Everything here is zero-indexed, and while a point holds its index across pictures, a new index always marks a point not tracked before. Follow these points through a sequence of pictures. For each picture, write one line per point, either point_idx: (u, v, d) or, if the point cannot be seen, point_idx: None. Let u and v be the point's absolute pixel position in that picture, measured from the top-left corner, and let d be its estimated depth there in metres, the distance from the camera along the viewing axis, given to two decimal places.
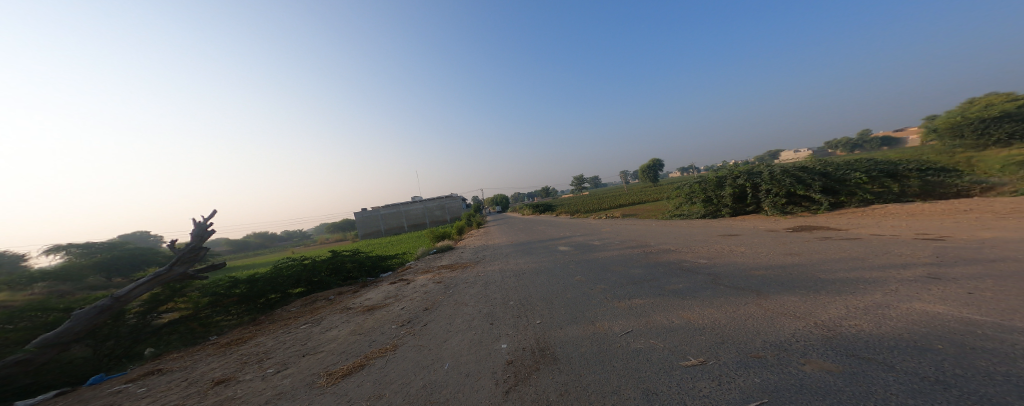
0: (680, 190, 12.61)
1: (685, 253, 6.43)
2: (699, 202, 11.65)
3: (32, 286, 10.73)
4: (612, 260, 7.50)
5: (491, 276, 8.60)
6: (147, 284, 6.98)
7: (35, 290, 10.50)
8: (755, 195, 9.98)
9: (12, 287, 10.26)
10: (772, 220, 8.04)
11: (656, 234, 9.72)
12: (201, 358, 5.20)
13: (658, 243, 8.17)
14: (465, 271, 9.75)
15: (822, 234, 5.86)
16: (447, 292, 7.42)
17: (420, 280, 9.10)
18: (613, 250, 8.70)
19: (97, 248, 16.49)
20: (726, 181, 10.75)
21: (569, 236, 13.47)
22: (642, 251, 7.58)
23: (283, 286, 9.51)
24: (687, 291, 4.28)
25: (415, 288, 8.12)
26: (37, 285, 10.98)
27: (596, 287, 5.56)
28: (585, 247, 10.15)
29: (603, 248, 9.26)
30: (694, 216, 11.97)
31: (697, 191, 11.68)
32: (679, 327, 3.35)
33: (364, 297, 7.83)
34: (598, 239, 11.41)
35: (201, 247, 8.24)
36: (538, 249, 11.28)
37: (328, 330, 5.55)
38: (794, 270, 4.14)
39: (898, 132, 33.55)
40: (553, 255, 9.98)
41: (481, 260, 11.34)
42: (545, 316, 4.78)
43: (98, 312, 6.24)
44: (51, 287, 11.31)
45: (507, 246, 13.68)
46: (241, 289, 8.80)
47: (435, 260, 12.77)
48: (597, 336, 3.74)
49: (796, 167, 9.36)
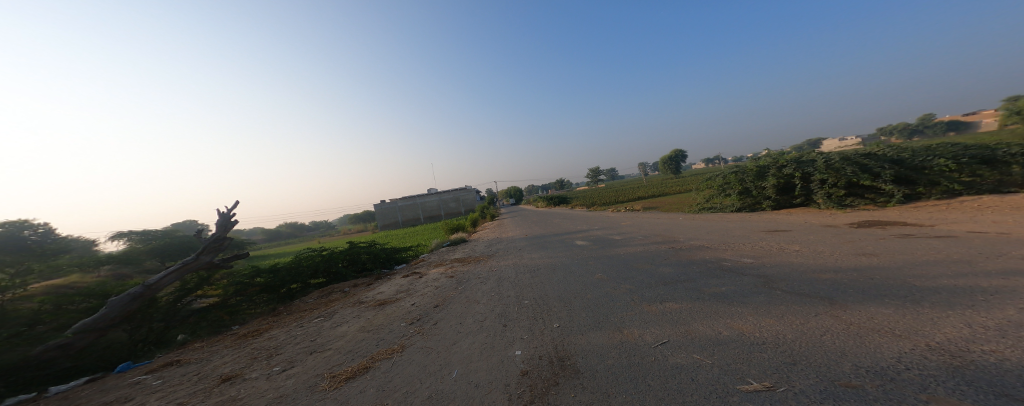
0: (713, 181, 11.56)
1: (723, 249, 5.67)
2: (736, 193, 10.59)
3: (99, 267, 11.63)
4: (638, 256, 6.83)
5: (506, 271, 8.22)
6: (175, 273, 7.13)
7: (102, 273, 11.41)
8: (804, 186, 8.87)
9: (82, 269, 11.18)
10: (827, 214, 7.03)
11: (686, 228, 8.85)
12: (215, 350, 5.17)
13: (689, 237, 7.39)
14: (479, 265, 9.45)
15: (897, 231, 4.94)
16: (460, 288, 7.13)
17: (433, 273, 8.90)
18: (638, 245, 7.99)
19: (151, 235, 17.77)
20: (770, 170, 9.64)
21: (588, 229, 12.76)
22: (671, 247, 6.86)
23: (303, 276, 9.63)
24: (732, 294, 3.63)
25: (428, 283, 7.91)
26: (104, 268, 11.91)
27: (622, 286, 4.98)
28: (606, 242, 9.48)
29: (626, 243, 8.56)
30: (728, 210, 10.92)
31: (733, 182, 10.62)
32: (729, 339, 2.75)
33: (377, 290, 7.74)
34: (621, 233, 10.65)
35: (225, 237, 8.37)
36: (556, 243, 10.73)
37: (337, 326, 5.41)
38: (872, 274, 3.38)
39: (965, 116, 29.74)
40: (571, 249, 9.39)
41: (496, 254, 11.01)
42: (564, 319, 4.30)
43: (130, 299, 6.36)
44: (116, 270, 12.24)
45: (523, 239, 13.22)
46: (263, 279, 8.95)
47: (451, 253, 12.61)
48: (626, 345, 3.19)
49: (858, 154, 8.18)
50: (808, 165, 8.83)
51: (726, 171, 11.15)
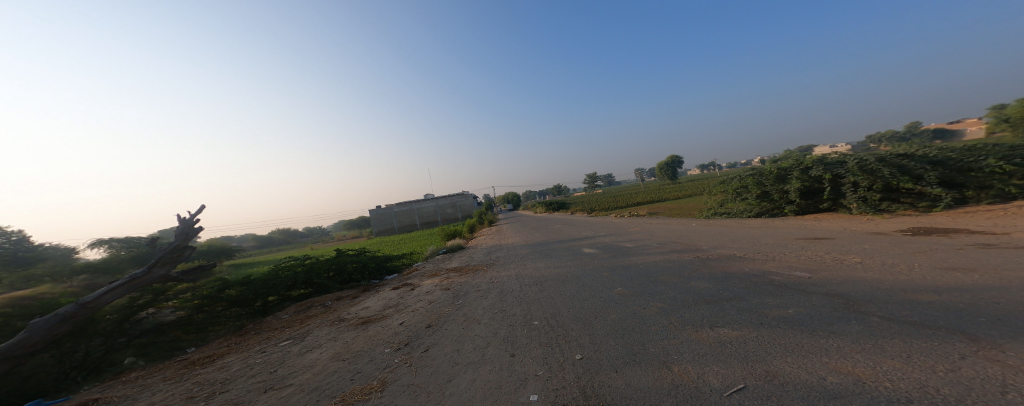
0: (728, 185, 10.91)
1: (762, 260, 4.91)
2: (754, 198, 9.96)
3: (74, 278, 10.62)
4: (657, 266, 6.03)
5: (507, 283, 7.37)
6: (122, 288, 6.05)
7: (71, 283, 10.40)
8: (833, 189, 8.28)
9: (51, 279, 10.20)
10: (864, 220, 6.36)
11: (703, 236, 8.10)
12: (150, 385, 4.17)
13: (713, 245, 6.64)
14: (477, 276, 8.57)
15: (970, 240, 4.24)
16: (456, 302, 6.25)
17: (426, 285, 8.00)
18: (653, 254, 7.21)
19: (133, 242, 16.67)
20: (793, 173, 9.02)
21: (591, 237, 11.95)
22: (695, 256, 6.08)
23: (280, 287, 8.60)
24: (808, 319, 2.83)
25: (420, 296, 7.02)
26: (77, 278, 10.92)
27: (650, 305, 4.16)
28: (614, 250, 8.68)
29: (639, 252, 7.76)
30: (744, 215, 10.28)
31: (751, 186, 9.97)
32: (841, 387, 1.93)
33: (362, 305, 6.83)
34: (630, 240, 9.86)
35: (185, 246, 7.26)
36: (560, 251, 9.89)
37: (307, 353, 4.49)
38: (991, 296, 2.62)
39: (953, 124, 30.19)
40: (577, 258, 8.58)
41: (494, 263, 10.14)
42: (587, 350, 3.46)
43: (58, 321, 5.27)
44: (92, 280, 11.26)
45: (523, 246, 12.35)
46: (232, 292, 7.91)
47: (445, 262, 11.70)
48: (683, 391, 2.35)
49: (894, 155, 7.62)
50: (837, 167, 8.25)
51: (742, 174, 10.52)
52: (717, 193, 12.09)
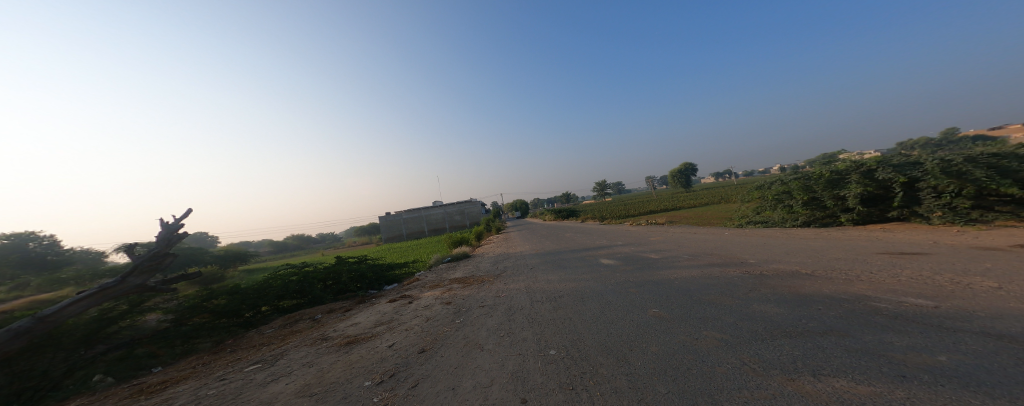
0: (768, 190, 9.76)
1: (842, 281, 3.85)
2: (800, 205, 8.77)
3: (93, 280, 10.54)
4: (696, 281, 5.00)
5: (516, 298, 6.47)
6: (89, 299, 5.30)
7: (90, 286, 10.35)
8: (904, 195, 7.11)
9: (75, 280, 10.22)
10: (962, 239, 5.17)
11: (744, 246, 6.97)
12: None
13: (762, 259, 5.57)
14: (482, 288, 7.71)
15: None
16: (456, 321, 5.40)
17: (425, 299, 7.20)
18: (687, 266, 6.15)
19: None
20: (851, 176, 7.85)
21: (609, 246, 10.86)
22: (743, 271, 5.01)
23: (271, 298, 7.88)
24: (986, 379, 1.81)
25: (416, 312, 6.20)
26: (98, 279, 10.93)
27: (702, 336, 3.16)
28: (638, 261, 7.64)
29: (667, 264, 6.71)
30: (789, 225, 9.07)
31: (797, 191, 8.82)
32: None
33: (351, 321, 6.06)
34: (654, 249, 8.75)
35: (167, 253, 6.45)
36: (576, 261, 8.91)
37: (271, 384, 3.66)
38: None
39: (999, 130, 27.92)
40: (596, 270, 7.57)
41: (502, 274, 9.21)
42: (628, 399, 2.49)
43: (10, 337, 4.47)
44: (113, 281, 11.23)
45: (534, 255, 11.41)
46: (217, 302, 7.24)
47: (449, 271, 10.85)
48: None
49: (985, 153, 6.42)
50: (908, 169, 7.08)
51: (786, 178, 9.33)
52: (752, 200, 10.91)
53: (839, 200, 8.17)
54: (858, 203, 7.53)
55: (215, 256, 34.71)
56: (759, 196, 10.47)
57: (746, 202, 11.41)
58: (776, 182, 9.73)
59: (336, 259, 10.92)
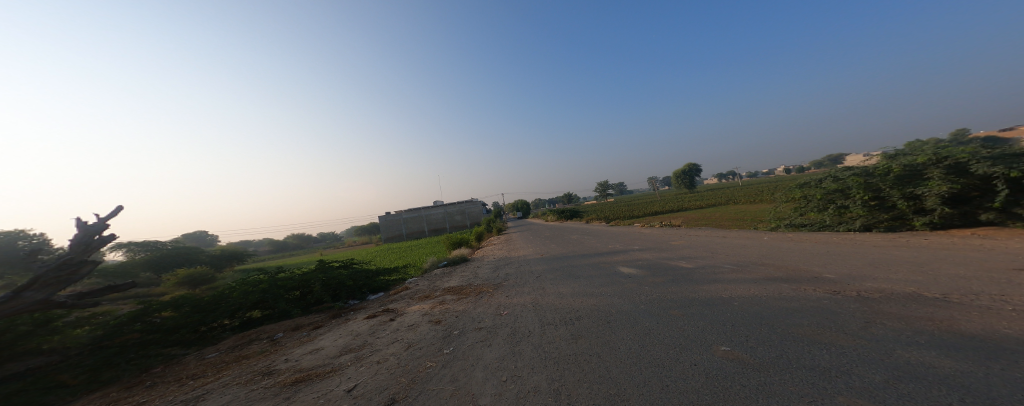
0: (817, 190, 8.59)
1: (1019, 316, 2.56)
2: (859, 205, 7.58)
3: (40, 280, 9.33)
4: (764, 303, 3.69)
5: (520, 317, 5.20)
6: None
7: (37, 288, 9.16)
8: (1007, 193, 5.85)
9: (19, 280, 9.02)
10: None
11: (800, 254, 5.66)
12: None
13: (844, 273, 4.27)
14: (479, 303, 6.45)
15: None
16: (444, 354, 4.14)
17: (409, 317, 5.95)
18: (736, 280, 4.84)
19: None
20: (931, 172, 6.66)
21: (624, 251, 9.56)
22: (829, 292, 3.70)
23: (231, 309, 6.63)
24: None
25: (396, 338, 4.95)
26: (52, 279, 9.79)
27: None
28: (666, 269, 6.33)
29: (707, 274, 5.40)
30: (842, 229, 7.82)
31: (857, 189, 7.64)
32: None
33: (314, 346, 4.80)
34: (681, 256, 7.44)
35: (84, 259, 5.20)
36: (590, 270, 7.63)
37: None
38: None
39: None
40: (616, 280, 6.28)
41: (503, 284, 7.93)
42: None
43: None
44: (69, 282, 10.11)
45: (539, 261, 10.13)
46: (159, 317, 5.99)
47: (444, 279, 9.60)
48: None
49: None
50: (1012, 162, 5.84)
51: (845, 174, 8.09)
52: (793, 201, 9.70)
53: (912, 199, 6.97)
54: (941, 204, 6.33)
55: (209, 256, 33.81)
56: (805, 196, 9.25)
57: (784, 202, 10.16)
58: (829, 179, 8.52)
59: (317, 265, 9.68)
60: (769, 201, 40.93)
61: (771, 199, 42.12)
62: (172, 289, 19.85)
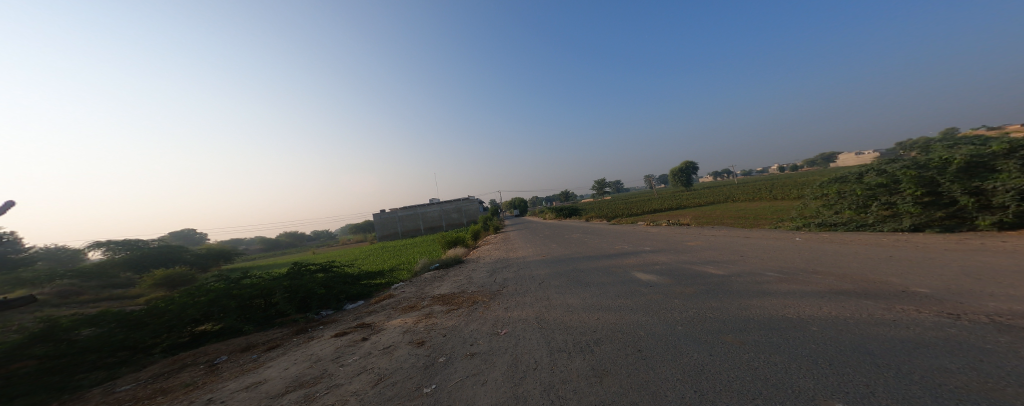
0: (859, 186, 7.88)
1: None
2: (910, 202, 6.84)
3: None
4: (856, 328, 2.72)
5: (522, 340, 4.19)
6: None
7: None
8: None
9: None
10: None
11: (857, 260, 4.73)
12: None
13: (942, 287, 3.33)
14: (472, 318, 5.44)
15: None
16: (421, 395, 3.10)
17: (387, 337, 4.91)
18: (792, 292, 3.88)
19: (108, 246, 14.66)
20: (1000, 163, 5.88)
21: (634, 253, 8.60)
22: (943, 315, 2.74)
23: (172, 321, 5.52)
24: None
25: (363, 367, 3.90)
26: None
27: None
28: (693, 276, 5.37)
29: (749, 283, 4.45)
30: (887, 229, 7.04)
31: (907, 184, 6.92)
32: None
33: (256, 379, 3.73)
34: (704, 259, 6.50)
35: None
36: (600, 276, 6.66)
37: None
38: None
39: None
40: (635, 290, 5.30)
41: (500, 292, 6.92)
42: None
43: None
44: None
45: (540, 264, 9.14)
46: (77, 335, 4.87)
47: (434, 284, 8.57)
48: None
49: None
50: None
51: (893, 168, 7.26)
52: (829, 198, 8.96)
53: (976, 195, 6.12)
54: (1017, 200, 5.48)
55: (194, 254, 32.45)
56: (842, 192, 8.42)
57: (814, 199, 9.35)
58: (874, 174, 7.69)
59: (290, 269, 8.57)
60: (769, 199, 40.51)
61: (771, 197, 41.70)
62: (149, 290, 18.63)
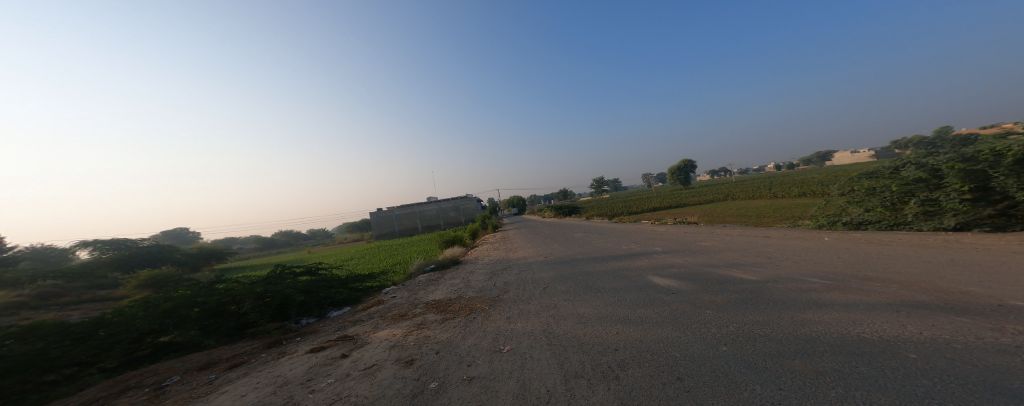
0: (896, 182, 7.39)
1: None
2: (956, 198, 6.33)
3: None
4: (971, 356, 2.08)
5: (530, 360, 3.54)
6: None
7: None
8: None
9: None
10: None
11: (911, 264, 4.13)
12: None
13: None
14: (469, 331, 4.78)
15: None
16: None
17: (371, 354, 4.24)
18: (851, 303, 3.24)
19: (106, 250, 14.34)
20: None
21: (645, 254, 7.97)
22: None
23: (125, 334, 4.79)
24: None
25: (337, 394, 3.21)
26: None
27: None
28: (719, 282, 4.74)
29: (792, 291, 3.82)
30: (928, 228, 6.59)
31: (954, 179, 6.42)
32: None
33: None
34: (726, 261, 5.88)
35: None
36: (612, 281, 6.02)
37: None
38: None
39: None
40: (655, 298, 4.65)
41: (501, 298, 6.26)
42: None
43: None
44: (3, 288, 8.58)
45: (544, 266, 8.49)
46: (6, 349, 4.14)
47: (428, 288, 7.92)
48: None
49: None
50: None
51: (938, 161, 6.77)
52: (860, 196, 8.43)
53: None
54: None
55: (186, 252, 31.59)
56: (874, 188, 7.95)
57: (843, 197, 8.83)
58: (914, 168, 7.19)
59: (271, 273, 7.85)
60: (770, 197, 40.07)
61: (771, 196, 41.33)
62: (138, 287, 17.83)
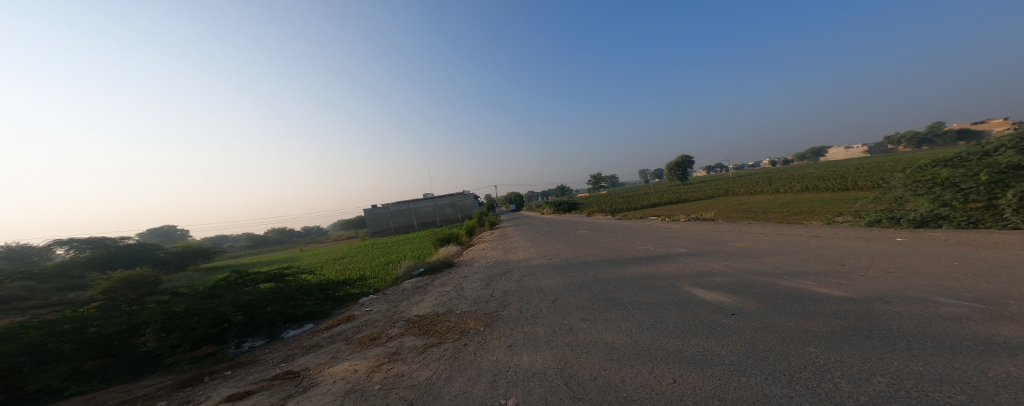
0: (987, 170, 6.36)
1: None
2: None
3: None
4: None
5: None
6: None
7: None
8: None
9: None
10: None
11: None
12: None
13: None
14: (457, 370, 3.53)
15: None
16: None
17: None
18: None
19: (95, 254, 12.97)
20: None
21: (669, 257, 6.74)
22: None
23: None
24: None
25: None
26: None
27: None
28: (794, 298, 3.53)
29: (925, 320, 2.63)
30: None
31: None
32: None
33: None
34: (784, 268, 4.66)
35: None
36: (640, 294, 4.83)
37: None
38: None
39: None
40: (710, 321, 3.45)
41: (500, 316, 5.06)
42: None
43: None
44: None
45: (550, 271, 7.28)
46: None
47: (413, 299, 6.67)
48: None
49: None
50: None
51: None
52: (929, 191, 7.35)
53: None
54: None
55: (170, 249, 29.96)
56: (953, 178, 6.90)
57: (907, 193, 7.76)
58: (1010, 154, 6.20)
59: (218, 282, 6.42)
60: (773, 192, 39.25)
61: (773, 191, 40.55)
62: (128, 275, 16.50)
